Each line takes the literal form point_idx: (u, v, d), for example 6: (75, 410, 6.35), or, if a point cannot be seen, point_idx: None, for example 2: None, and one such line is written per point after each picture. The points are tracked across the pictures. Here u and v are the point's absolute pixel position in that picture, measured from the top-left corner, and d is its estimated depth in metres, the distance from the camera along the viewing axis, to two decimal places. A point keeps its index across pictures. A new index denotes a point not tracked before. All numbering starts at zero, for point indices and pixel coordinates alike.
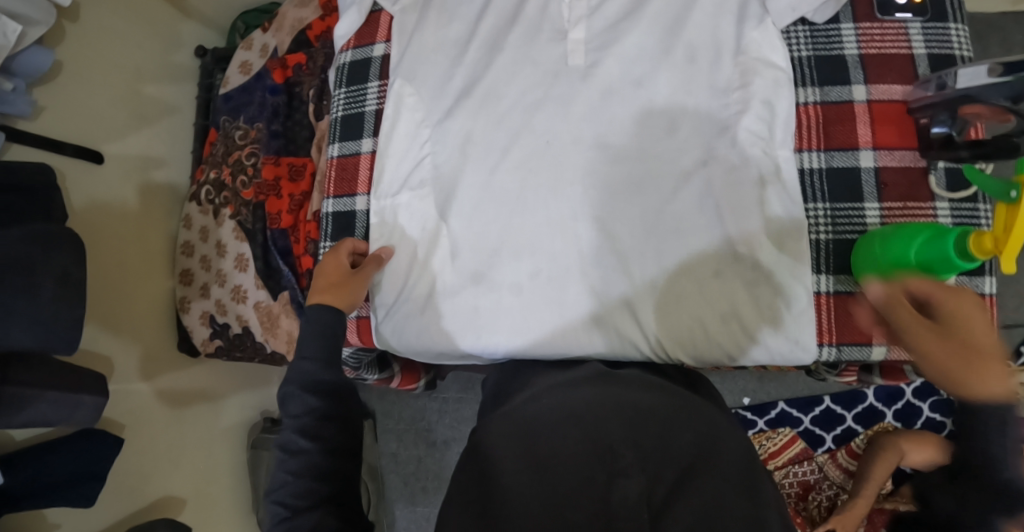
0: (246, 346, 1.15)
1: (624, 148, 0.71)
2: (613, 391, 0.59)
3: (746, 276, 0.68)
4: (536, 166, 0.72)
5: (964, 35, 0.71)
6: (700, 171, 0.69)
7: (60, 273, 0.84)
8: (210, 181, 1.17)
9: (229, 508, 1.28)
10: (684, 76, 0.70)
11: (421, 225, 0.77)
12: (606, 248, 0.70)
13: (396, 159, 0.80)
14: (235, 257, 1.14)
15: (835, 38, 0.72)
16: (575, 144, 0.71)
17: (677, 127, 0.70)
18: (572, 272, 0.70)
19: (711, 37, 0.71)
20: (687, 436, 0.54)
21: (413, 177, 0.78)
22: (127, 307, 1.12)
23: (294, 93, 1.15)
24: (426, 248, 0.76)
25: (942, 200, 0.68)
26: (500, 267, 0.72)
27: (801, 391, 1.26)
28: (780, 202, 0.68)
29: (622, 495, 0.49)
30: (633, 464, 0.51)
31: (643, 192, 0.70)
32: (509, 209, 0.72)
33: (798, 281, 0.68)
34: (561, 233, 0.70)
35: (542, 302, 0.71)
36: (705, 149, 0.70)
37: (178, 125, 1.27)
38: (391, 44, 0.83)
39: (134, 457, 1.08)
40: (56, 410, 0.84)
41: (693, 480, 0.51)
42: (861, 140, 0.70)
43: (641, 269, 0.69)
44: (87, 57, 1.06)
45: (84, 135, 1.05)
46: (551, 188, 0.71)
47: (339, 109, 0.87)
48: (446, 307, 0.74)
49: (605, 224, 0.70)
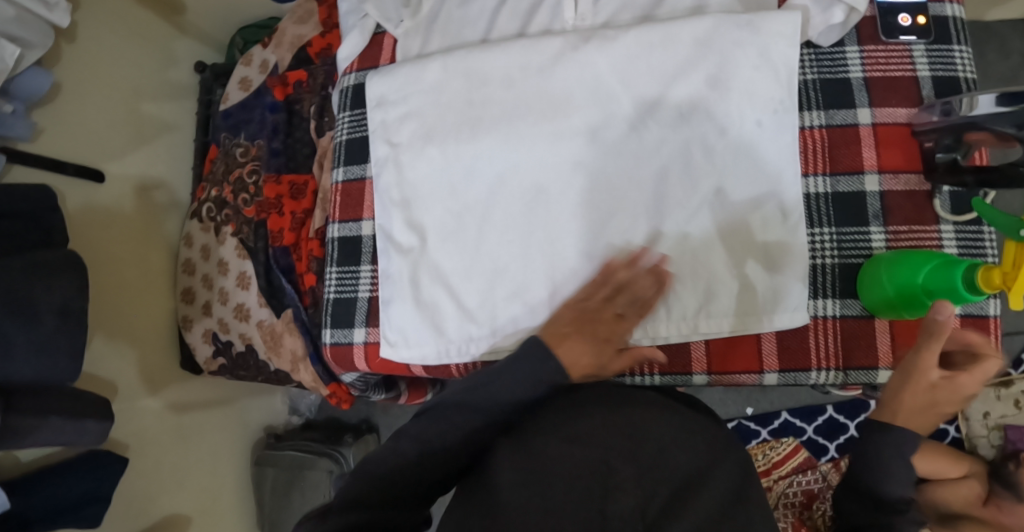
0: (249, 364, 1.15)
1: (632, 58, 0.70)
2: (616, 402, 0.62)
3: (728, 143, 0.69)
4: (530, 100, 0.73)
5: (967, 57, 0.71)
6: (708, 57, 0.69)
7: (60, 307, 0.83)
8: (211, 199, 1.17)
9: (235, 525, 1.27)
10: (693, 65, 0.69)
11: (386, 142, 0.78)
12: (594, 159, 0.71)
13: (401, 74, 0.77)
14: (237, 276, 1.13)
15: (840, 61, 0.72)
16: (582, 69, 0.72)
17: (674, 36, 0.69)
18: (549, 174, 0.71)
19: (722, 55, 0.68)
20: (683, 453, 0.57)
21: (418, 81, 0.76)
22: (127, 328, 1.12)
23: (294, 111, 1.15)
24: (387, 168, 0.77)
25: (947, 222, 0.68)
26: (475, 180, 0.73)
27: (803, 400, 1.26)
28: (756, 66, 0.68)
29: (616, 509, 0.52)
30: (629, 480, 0.54)
31: (623, 115, 0.71)
32: (497, 128, 0.73)
33: (780, 133, 0.68)
34: (550, 140, 0.72)
35: (516, 215, 0.72)
36: (706, 40, 0.69)
37: (178, 141, 1.26)
38: (381, 83, 0.78)
39: (139, 477, 1.08)
40: (61, 435, 0.84)
41: (691, 494, 0.53)
42: (866, 163, 0.70)
43: (623, 166, 0.71)
44: (86, 77, 1.06)
45: (83, 154, 1.05)
46: (546, 112, 0.72)
47: (342, 131, 0.84)
48: (421, 224, 0.75)
49: (592, 133, 0.71)
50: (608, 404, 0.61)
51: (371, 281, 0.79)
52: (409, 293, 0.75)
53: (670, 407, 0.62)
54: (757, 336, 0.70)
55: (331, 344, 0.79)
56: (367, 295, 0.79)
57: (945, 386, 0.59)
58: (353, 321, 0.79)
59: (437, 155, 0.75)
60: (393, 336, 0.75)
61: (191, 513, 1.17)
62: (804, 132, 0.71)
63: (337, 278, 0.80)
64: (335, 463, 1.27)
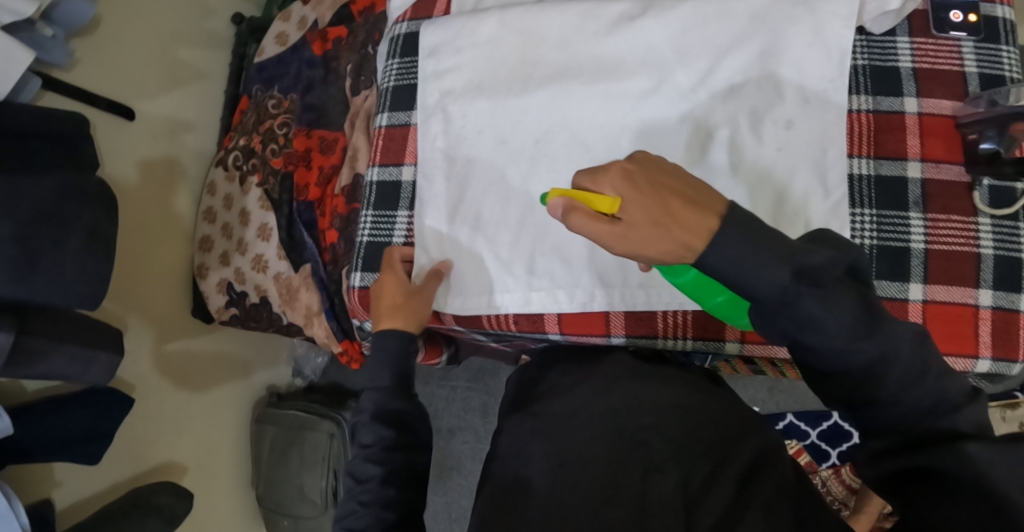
0: (261, 317, 1.14)
1: (688, 25, 0.70)
2: (636, 383, 0.65)
3: (779, 119, 0.69)
4: (583, 62, 0.73)
5: (1014, 58, 0.72)
6: (758, 33, 0.69)
7: (90, 227, 0.82)
8: (238, 148, 1.16)
9: (231, 481, 1.26)
10: (746, 38, 0.69)
11: (435, 88, 0.78)
12: (643, 124, 0.71)
13: (456, 26, 0.78)
14: (259, 226, 1.13)
15: (890, 50, 0.73)
16: (637, 32, 0.72)
17: (730, 10, 0.70)
18: (598, 134, 0.72)
19: (780, 30, 0.69)
20: (710, 429, 0.60)
21: (473, 32, 0.77)
22: (141, 269, 1.10)
23: (332, 67, 1.15)
24: (433, 114, 0.78)
25: (984, 215, 0.69)
26: (521, 132, 0.74)
27: (811, 405, 1.25)
28: (813, 42, 0.68)
29: (658, 490, 0.54)
30: (668, 460, 0.56)
31: (676, 84, 0.71)
32: (548, 84, 0.74)
33: (829, 107, 0.68)
34: (601, 101, 0.72)
35: (559, 168, 0.73)
36: (764, 13, 0.69)
37: (209, 90, 1.25)
38: (436, 32, 0.78)
39: (139, 422, 1.06)
40: (71, 366, 0.83)
41: (724, 471, 0.56)
42: (910, 151, 0.71)
43: (671, 132, 0.71)
44: (126, 13, 1.05)
45: (115, 90, 1.04)
46: (597, 74, 0.73)
47: (389, 79, 0.84)
48: (461, 171, 0.76)
49: (644, 97, 0.71)
50: (636, 388, 0.64)
51: (406, 229, 0.79)
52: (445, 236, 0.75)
53: (702, 390, 0.66)
54: None
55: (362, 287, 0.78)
56: (401, 241, 0.79)
57: (629, 227, 0.52)
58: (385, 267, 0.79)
59: (486, 106, 0.75)
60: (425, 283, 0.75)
61: (187, 461, 1.16)
62: (851, 114, 0.71)
63: (371, 222, 0.80)
64: (337, 427, 1.25)
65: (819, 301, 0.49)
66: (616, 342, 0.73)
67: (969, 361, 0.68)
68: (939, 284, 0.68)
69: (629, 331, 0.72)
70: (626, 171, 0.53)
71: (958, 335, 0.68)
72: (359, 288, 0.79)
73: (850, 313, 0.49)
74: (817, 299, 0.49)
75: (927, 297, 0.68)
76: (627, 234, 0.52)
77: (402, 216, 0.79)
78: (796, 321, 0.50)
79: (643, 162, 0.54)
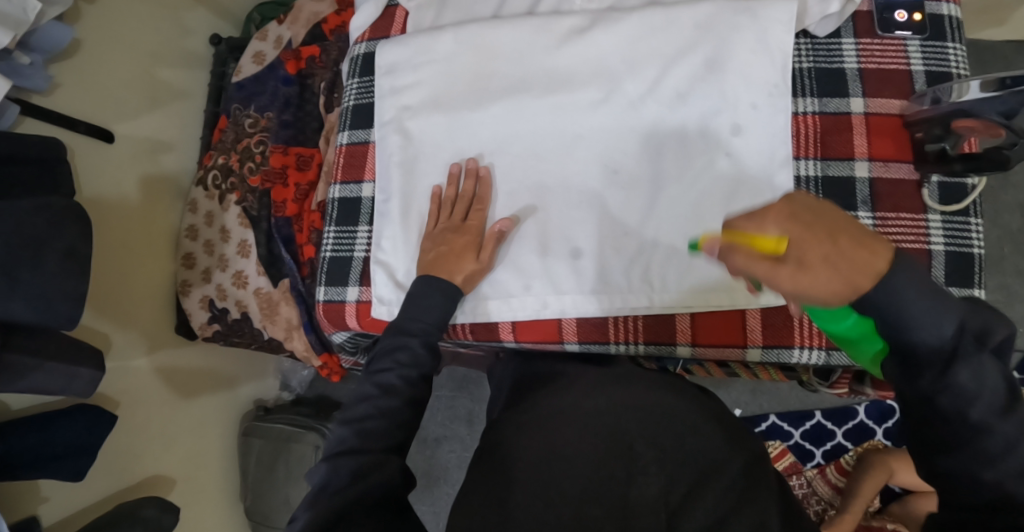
0: (244, 332, 1.16)
1: (636, 35, 0.71)
2: (630, 387, 0.66)
3: (726, 123, 0.69)
4: (535, 75, 0.74)
5: (960, 56, 0.72)
6: (705, 39, 0.69)
7: (66, 248, 0.84)
8: (217, 167, 1.18)
9: (220, 494, 1.28)
10: (693, 43, 0.69)
11: (393, 105, 0.80)
12: (595, 132, 0.72)
13: (413, 43, 0.79)
14: (238, 243, 1.15)
15: (835, 52, 0.73)
16: (586, 43, 0.72)
17: (676, 19, 0.70)
18: (551, 144, 0.73)
19: (727, 35, 0.69)
20: (697, 437, 0.62)
21: (428, 49, 0.78)
22: (125, 288, 1.12)
23: (307, 85, 1.18)
24: (392, 130, 0.79)
25: (935, 212, 0.70)
26: (477, 144, 0.75)
27: (792, 405, 1.24)
28: (757, 44, 0.68)
29: (638, 493, 0.57)
30: (652, 465, 0.59)
31: (625, 93, 0.71)
32: (501, 97, 0.75)
33: (776, 108, 0.68)
34: (555, 111, 0.73)
35: (515, 179, 0.74)
36: (712, 19, 0.69)
37: (189, 109, 1.28)
38: (394, 50, 0.80)
39: (125, 434, 1.07)
40: (53, 381, 0.84)
41: (711, 479, 0.59)
42: (857, 150, 0.71)
43: (622, 140, 0.71)
44: (105, 39, 1.08)
45: (94, 113, 1.07)
46: (550, 85, 0.73)
47: (350, 98, 0.86)
48: (419, 184, 0.77)
49: (595, 107, 0.72)
50: (625, 393, 0.65)
51: (367, 243, 0.80)
52: (406, 247, 0.77)
53: (681, 393, 0.67)
54: (742, 310, 0.69)
55: (325, 301, 0.80)
56: (362, 255, 0.80)
57: (801, 262, 0.47)
58: (347, 281, 0.80)
59: (442, 121, 0.77)
60: (385, 294, 0.76)
61: (175, 475, 1.17)
62: (796, 117, 0.72)
63: (334, 238, 0.82)
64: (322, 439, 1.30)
65: (971, 371, 0.48)
66: (571, 348, 0.75)
67: None
68: None
69: (582, 338, 0.73)
70: (791, 209, 0.48)
71: None
72: (322, 302, 0.81)
73: (995, 386, 0.48)
74: (966, 367, 0.48)
75: None
76: (799, 280, 0.47)
77: (363, 230, 0.81)
78: (939, 382, 0.49)
79: (796, 196, 0.50)
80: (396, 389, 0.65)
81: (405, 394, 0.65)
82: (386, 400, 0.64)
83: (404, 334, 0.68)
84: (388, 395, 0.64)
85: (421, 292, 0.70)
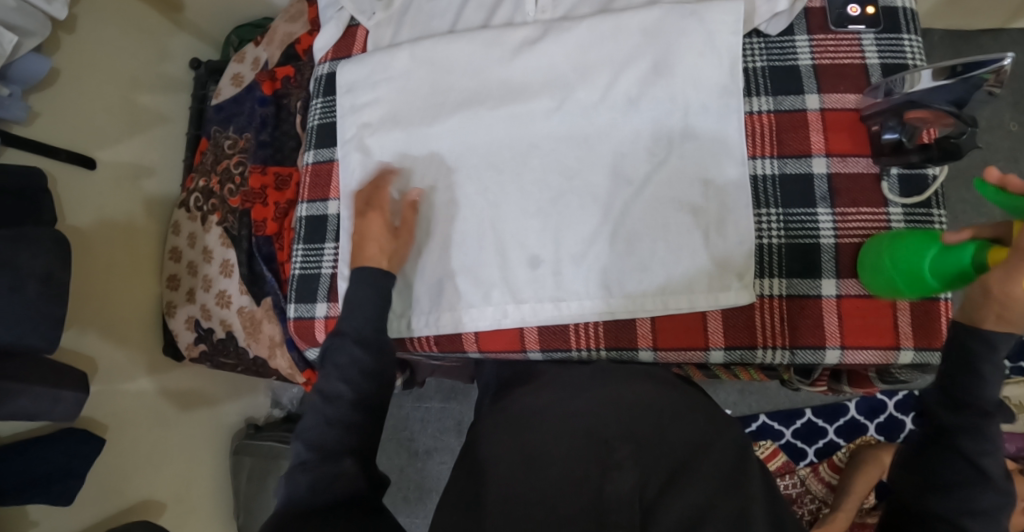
0: (229, 351, 1.17)
1: (588, 42, 0.72)
2: (609, 388, 0.66)
3: (677, 126, 0.69)
4: (489, 88, 0.75)
5: (916, 46, 0.72)
6: (654, 43, 0.70)
7: (44, 273, 0.85)
8: (199, 189, 1.20)
9: (210, 512, 1.28)
10: (640, 48, 0.70)
11: (354, 122, 0.80)
12: (549, 142, 0.72)
13: (371, 60, 0.80)
14: (221, 263, 1.16)
15: (789, 50, 0.73)
16: (537, 51, 0.73)
17: (623, 26, 0.71)
18: (506, 155, 0.74)
19: (675, 37, 0.69)
20: (680, 435, 0.61)
21: (385, 67, 0.79)
22: (111, 310, 1.13)
23: (283, 104, 1.19)
24: (352, 148, 0.80)
25: (895, 204, 0.69)
26: (433, 156, 0.76)
27: (781, 404, 1.23)
28: (704, 46, 0.69)
29: (614, 487, 0.54)
30: (626, 459, 0.57)
31: (578, 101, 0.72)
32: (457, 111, 0.75)
33: (728, 109, 0.69)
34: (510, 121, 0.73)
35: (473, 190, 0.74)
36: (658, 22, 0.70)
37: (170, 133, 1.30)
38: (353, 69, 0.81)
39: (113, 458, 1.08)
40: (37, 405, 0.83)
41: (693, 468, 0.57)
42: (814, 147, 0.71)
43: (575, 147, 0.72)
44: (84, 67, 1.10)
45: (76, 141, 1.08)
46: (505, 95, 0.74)
47: (315, 117, 0.87)
48: None
49: (551, 115, 0.72)
50: (601, 393, 0.65)
51: (334, 259, 0.81)
52: None
53: (659, 385, 0.67)
54: (703, 313, 0.70)
55: (294, 318, 0.80)
56: (329, 271, 0.81)
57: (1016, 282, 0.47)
58: (315, 296, 0.81)
59: (401, 137, 0.78)
60: None
61: (164, 497, 1.18)
62: (751, 118, 0.72)
63: (303, 255, 0.83)
64: None
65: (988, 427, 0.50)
66: (535, 357, 0.75)
67: (889, 353, 0.67)
68: (852, 278, 0.68)
69: (544, 345, 0.74)
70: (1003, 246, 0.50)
71: (873, 327, 0.67)
72: (293, 319, 0.81)
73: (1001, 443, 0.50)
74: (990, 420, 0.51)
75: (840, 292, 0.68)
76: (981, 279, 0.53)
77: (330, 246, 0.82)
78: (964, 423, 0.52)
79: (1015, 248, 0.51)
80: (361, 405, 0.65)
81: (373, 409, 0.65)
82: (354, 416, 0.64)
83: (337, 335, 0.68)
84: (333, 403, 0.64)
85: (384, 305, 0.70)
